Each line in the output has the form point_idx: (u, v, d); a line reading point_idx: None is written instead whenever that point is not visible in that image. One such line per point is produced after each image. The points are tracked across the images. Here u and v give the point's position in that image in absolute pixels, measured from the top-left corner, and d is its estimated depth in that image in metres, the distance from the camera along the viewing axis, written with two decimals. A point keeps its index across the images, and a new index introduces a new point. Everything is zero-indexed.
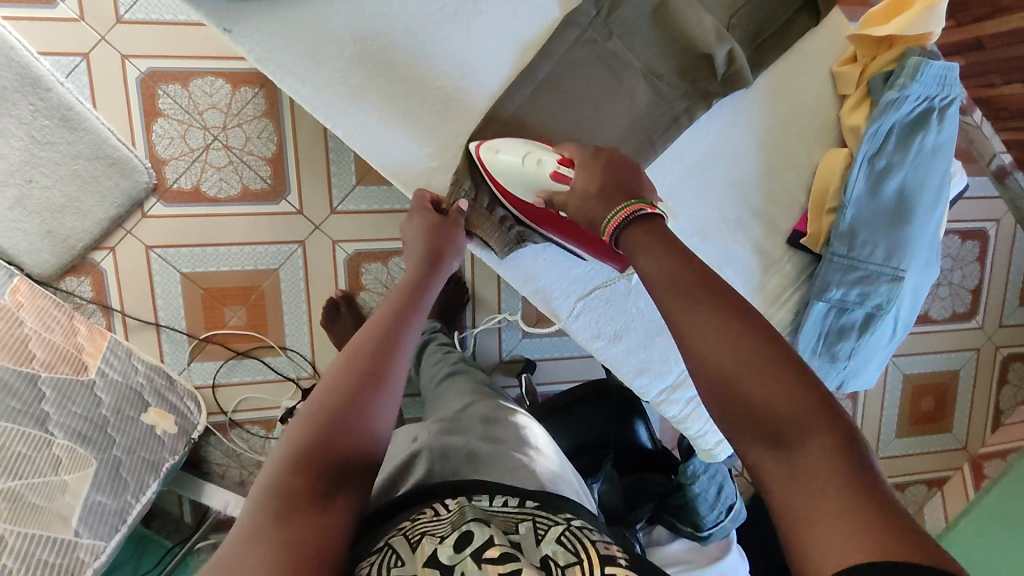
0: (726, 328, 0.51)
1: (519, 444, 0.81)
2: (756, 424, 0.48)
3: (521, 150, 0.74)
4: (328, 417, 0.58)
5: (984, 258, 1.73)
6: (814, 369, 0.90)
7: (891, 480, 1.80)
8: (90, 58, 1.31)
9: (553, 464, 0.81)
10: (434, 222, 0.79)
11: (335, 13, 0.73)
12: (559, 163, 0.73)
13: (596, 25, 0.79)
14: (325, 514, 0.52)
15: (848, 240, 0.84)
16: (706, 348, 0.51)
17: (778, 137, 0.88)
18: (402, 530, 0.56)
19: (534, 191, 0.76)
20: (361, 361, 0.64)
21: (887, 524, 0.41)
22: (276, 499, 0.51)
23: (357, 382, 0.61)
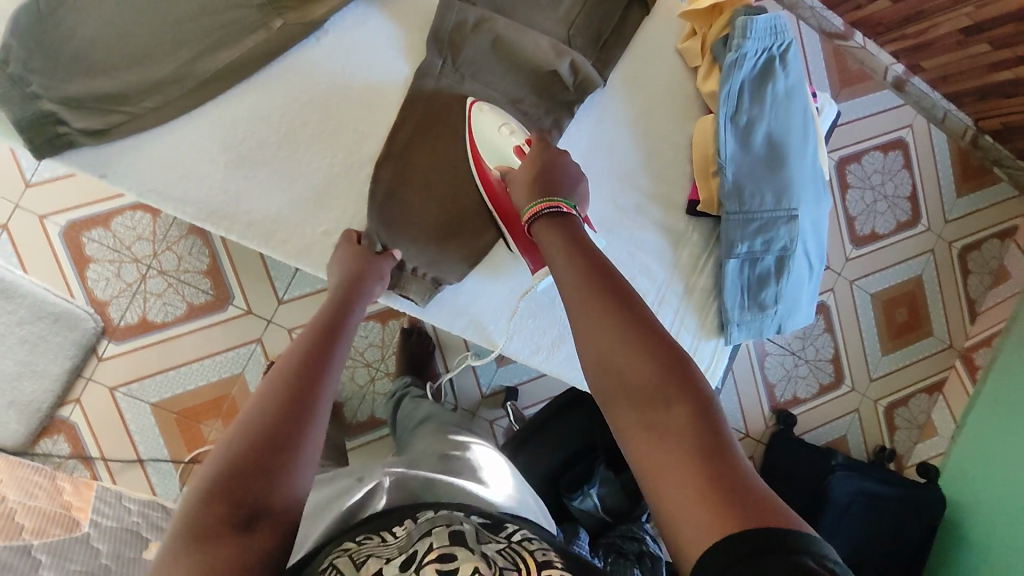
0: (605, 320, 0.58)
1: (472, 472, 0.83)
2: (633, 405, 0.54)
3: (500, 119, 0.82)
4: (247, 441, 0.55)
5: (909, 165, 1.80)
6: (749, 323, 0.95)
7: (891, 398, 1.83)
8: (8, 226, 1.35)
9: (502, 483, 0.84)
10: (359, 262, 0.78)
11: (202, 130, 0.77)
12: (522, 142, 0.80)
13: (447, 70, 0.84)
14: (250, 533, 0.50)
15: (737, 197, 0.88)
16: (595, 340, 0.58)
17: (648, 122, 0.92)
18: (347, 551, 0.57)
19: (496, 165, 0.81)
20: (285, 385, 0.61)
21: (728, 503, 0.46)
22: (194, 528, 0.49)
23: (284, 403, 0.59)
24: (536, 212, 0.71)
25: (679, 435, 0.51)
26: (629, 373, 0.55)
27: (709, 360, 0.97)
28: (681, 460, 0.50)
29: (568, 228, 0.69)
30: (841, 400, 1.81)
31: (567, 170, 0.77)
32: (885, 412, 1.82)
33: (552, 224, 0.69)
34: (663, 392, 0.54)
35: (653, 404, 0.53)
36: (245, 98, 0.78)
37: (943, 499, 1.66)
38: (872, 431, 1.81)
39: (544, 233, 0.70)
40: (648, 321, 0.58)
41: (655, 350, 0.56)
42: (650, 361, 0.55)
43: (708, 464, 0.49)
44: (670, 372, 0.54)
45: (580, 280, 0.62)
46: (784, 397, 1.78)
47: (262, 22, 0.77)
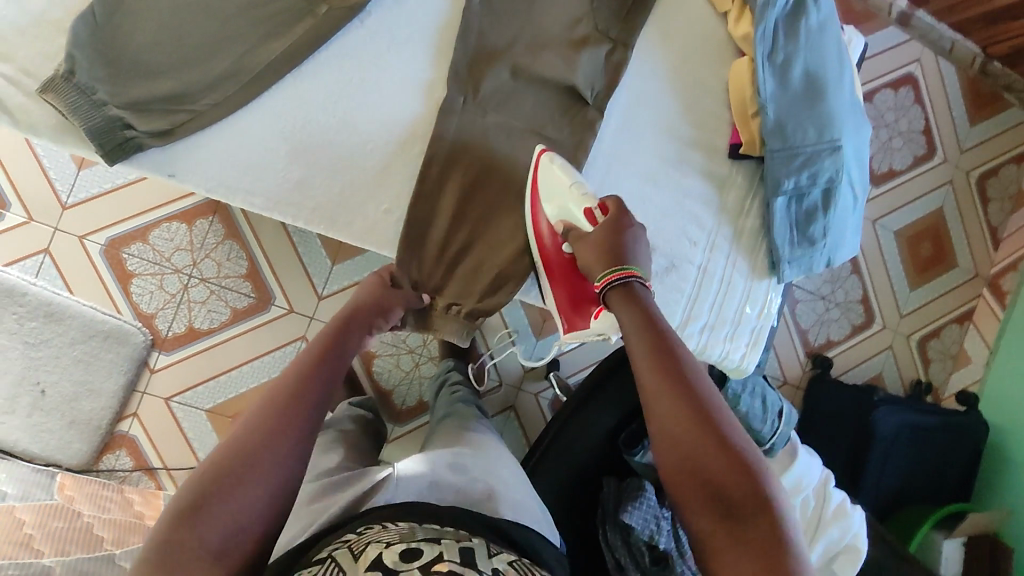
0: (685, 420, 0.66)
1: (485, 477, 0.85)
2: (712, 501, 0.62)
3: (568, 178, 0.82)
4: (225, 460, 0.60)
5: (921, 100, 1.81)
6: (799, 259, 0.97)
7: (923, 331, 1.84)
8: (50, 249, 1.38)
9: (510, 488, 0.85)
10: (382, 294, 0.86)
11: (261, 120, 0.79)
12: (597, 207, 0.83)
13: (486, 39, 0.85)
14: (220, 560, 0.56)
15: (780, 134, 0.90)
16: (677, 438, 0.66)
17: (684, 71, 0.93)
18: (347, 542, 0.60)
19: (558, 220, 0.85)
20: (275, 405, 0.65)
21: None
22: (168, 542, 0.55)
23: (275, 425, 0.63)
24: (610, 281, 0.79)
25: (752, 540, 0.59)
26: (711, 471, 0.63)
27: (762, 297, 0.99)
28: (756, 567, 0.58)
29: (645, 310, 0.76)
30: (874, 339, 1.83)
31: (642, 245, 0.82)
32: (918, 346, 1.84)
33: (628, 302, 0.77)
34: (740, 496, 0.62)
35: (736, 511, 0.61)
36: (297, 87, 0.79)
37: (985, 423, 1.68)
38: (907, 366, 1.84)
39: (621, 306, 0.77)
40: (729, 429, 0.66)
41: (733, 455, 0.64)
42: (728, 459, 0.63)
43: (776, 575, 0.57)
44: (749, 481, 0.62)
45: (663, 375, 0.70)
46: (818, 341, 1.80)
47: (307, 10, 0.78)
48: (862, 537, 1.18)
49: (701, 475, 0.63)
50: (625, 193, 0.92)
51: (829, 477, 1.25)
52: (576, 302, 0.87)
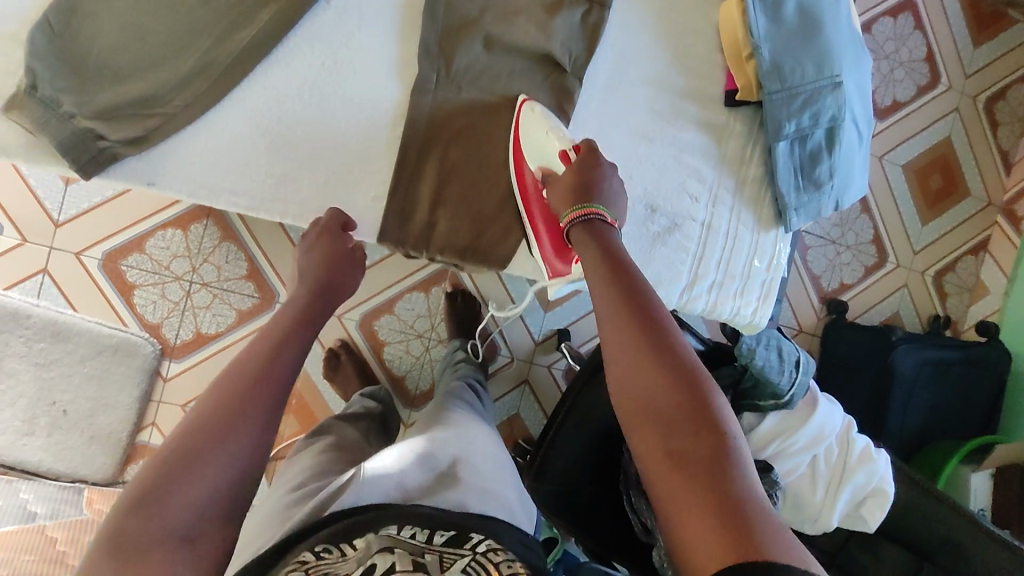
0: (628, 341, 0.63)
1: (459, 468, 0.77)
2: (657, 424, 0.59)
3: (546, 126, 0.81)
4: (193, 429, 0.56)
5: (921, 26, 1.75)
6: (806, 204, 0.93)
7: (938, 267, 1.81)
8: (48, 269, 1.37)
9: (484, 476, 0.78)
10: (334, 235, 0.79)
11: (236, 117, 0.76)
12: (569, 149, 0.79)
13: (461, 8, 0.81)
14: (184, 536, 0.53)
15: (777, 74, 0.85)
16: (621, 363, 0.63)
17: (672, 20, 0.89)
18: (303, 564, 0.59)
19: (540, 165, 0.81)
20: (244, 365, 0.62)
21: (740, 536, 0.49)
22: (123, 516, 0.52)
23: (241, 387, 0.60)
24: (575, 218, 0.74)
25: (695, 459, 0.55)
26: (653, 395, 0.60)
27: (771, 248, 0.96)
28: (695, 487, 0.54)
29: (598, 233, 0.72)
30: (888, 279, 1.80)
31: (612, 187, 0.77)
32: (934, 282, 1.81)
33: (582, 233, 0.73)
34: (684, 416, 0.58)
35: (678, 430, 0.57)
36: (269, 77, 0.76)
37: (1007, 353, 1.65)
38: (924, 303, 1.80)
39: (580, 241, 0.73)
40: (675, 351, 0.62)
41: (676, 376, 0.60)
42: (671, 381, 0.59)
43: (717, 495, 0.53)
44: (690, 403, 0.58)
45: (613, 295, 0.66)
46: (832, 286, 1.77)
47: None
48: (888, 480, 1.16)
49: (645, 400, 0.60)
50: (619, 153, 0.89)
51: (852, 422, 1.23)
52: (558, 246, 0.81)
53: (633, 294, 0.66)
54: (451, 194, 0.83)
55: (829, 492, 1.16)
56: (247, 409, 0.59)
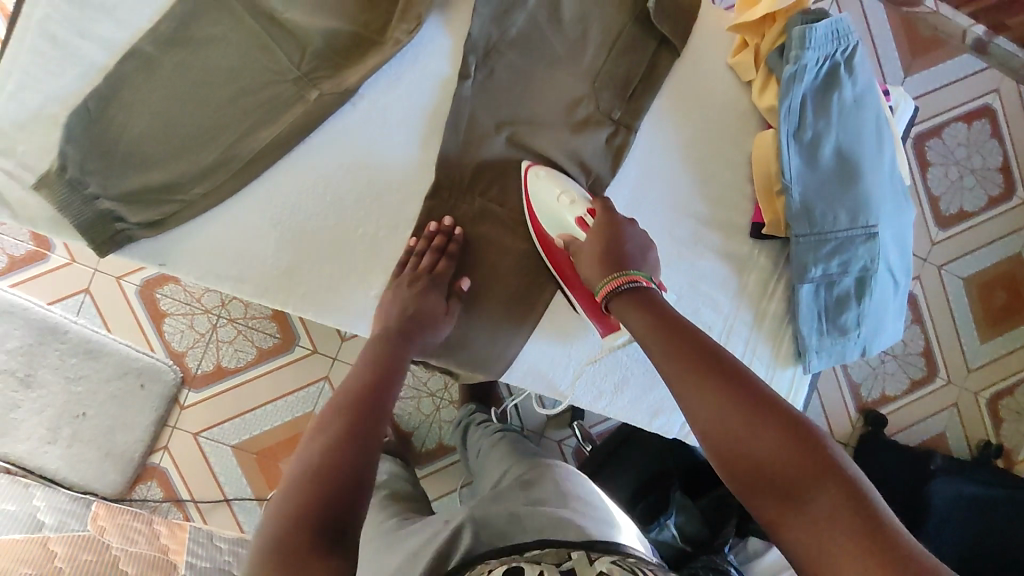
0: (714, 402, 0.59)
1: (563, 501, 0.77)
2: (774, 490, 0.54)
3: (558, 189, 0.79)
4: (317, 481, 0.56)
5: (999, 135, 1.58)
6: (830, 348, 0.88)
7: (994, 390, 1.58)
8: (90, 289, 1.42)
9: (597, 510, 0.76)
10: (405, 273, 0.79)
11: (249, 207, 0.77)
12: (586, 211, 0.79)
13: (485, 117, 0.80)
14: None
15: (807, 218, 0.81)
16: (711, 426, 0.59)
17: (703, 144, 0.86)
18: None
19: (557, 232, 0.80)
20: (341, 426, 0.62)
21: None
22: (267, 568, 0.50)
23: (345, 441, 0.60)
24: (614, 288, 0.71)
25: (833, 518, 0.50)
26: (760, 453, 0.55)
27: (785, 391, 0.90)
28: (847, 546, 0.49)
29: (647, 301, 0.69)
30: (934, 398, 1.58)
31: (636, 243, 0.76)
32: (988, 407, 1.58)
33: (628, 299, 0.70)
34: (804, 471, 0.53)
35: (797, 490, 0.53)
36: (289, 171, 0.78)
37: None
38: (976, 428, 1.58)
39: (629, 309, 0.70)
40: (770, 400, 0.58)
41: (776, 428, 0.56)
42: (772, 437, 0.56)
43: (873, 547, 0.48)
44: (801, 453, 0.54)
45: (682, 355, 0.63)
46: (871, 397, 1.57)
47: (298, 94, 0.77)
48: None
49: (754, 461, 0.56)
50: None
51: None
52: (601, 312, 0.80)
53: (703, 349, 0.63)
54: (454, 290, 0.81)
55: None
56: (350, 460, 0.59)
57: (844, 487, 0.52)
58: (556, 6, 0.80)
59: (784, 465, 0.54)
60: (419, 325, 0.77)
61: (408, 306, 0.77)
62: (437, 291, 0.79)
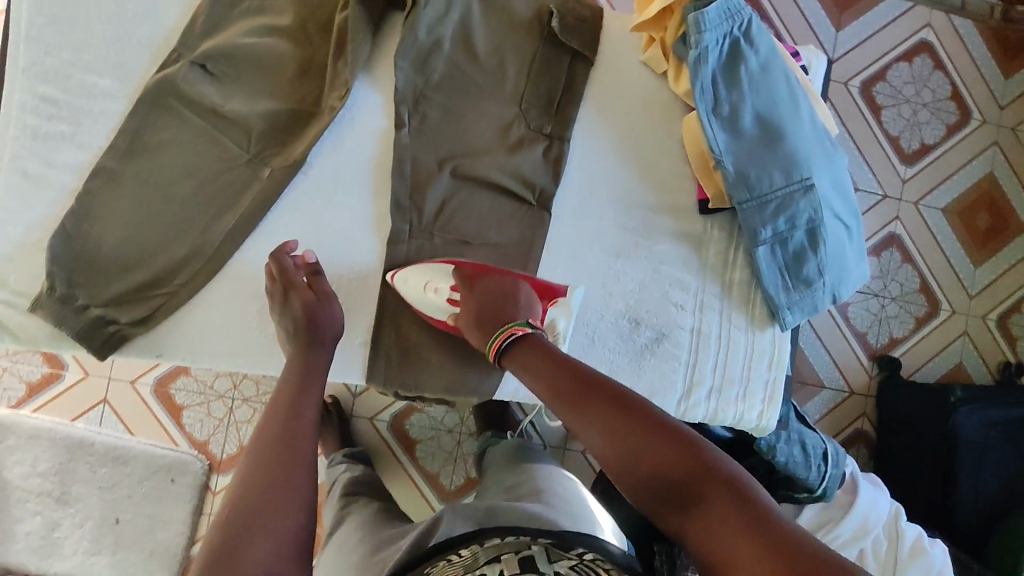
0: (606, 427, 0.62)
1: (537, 496, 0.86)
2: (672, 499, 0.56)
3: (423, 280, 0.83)
4: (237, 525, 0.58)
5: (942, 65, 1.58)
6: (799, 302, 0.91)
7: (1001, 308, 1.59)
8: (107, 398, 1.47)
9: (567, 503, 0.85)
10: (288, 278, 0.79)
11: (228, 287, 0.82)
12: (452, 289, 0.82)
13: (427, 158, 0.86)
14: None
15: (744, 185, 0.86)
16: (608, 450, 0.61)
17: (635, 138, 0.91)
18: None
19: (445, 314, 0.83)
20: (260, 459, 0.64)
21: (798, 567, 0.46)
22: None
23: (265, 477, 0.62)
24: (497, 348, 0.75)
25: (723, 516, 0.52)
26: (654, 467, 0.58)
27: (770, 351, 0.93)
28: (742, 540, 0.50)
29: (535, 344, 0.73)
30: (942, 329, 1.59)
31: (508, 291, 0.80)
32: (998, 325, 1.59)
33: (519, 347, 0.73)
34: (692, 476, 0.56)
35: (691, 494, 0.55)
36: (258, 247, 0.83)
37: None
38: (990, 349, 1.59)
39: (521, 353, 0.73)
40: (654, 416, 0.62)
41: (661, 438, 0.59)
42: (660, 447, 0.58)
43: (756, 538, 0.50)
44: (688, 459, 0.57)
45: (572, 388, 0.66)
46: (880, 343, 1.58)
47: (253, 175, 0.83)
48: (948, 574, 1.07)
49: (650, 473, 0.58)
50: (593, 272, 0.90)
51: (900, 508, 1.16)
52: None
53: (590, 379, 0.67)
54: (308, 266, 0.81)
55: None
56: (275, 495, 0.61)
57: (728, 483, 0.55)
58: (470, 44, 0.87)
59: (677, 473, 0.57)
60: (320, 324, 0.78)
61: (301, 317, 0.78)
62: (323, 296, 0.80)
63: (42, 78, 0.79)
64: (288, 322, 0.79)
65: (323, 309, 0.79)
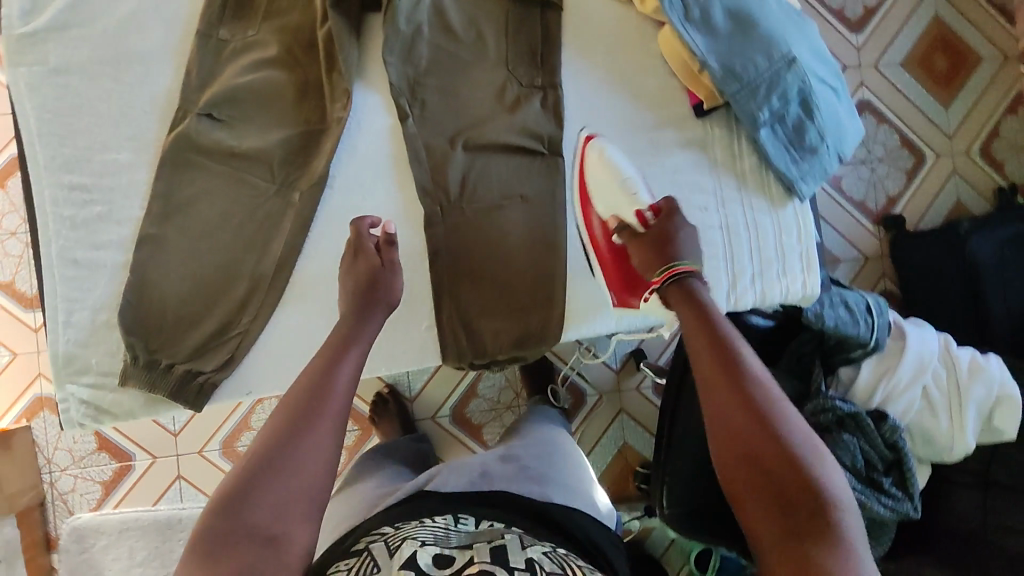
0: (730, 398, 0.66)
1: (537, 462, 0.88)
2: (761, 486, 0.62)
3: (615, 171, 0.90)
4: (261, 462, 0.60)
5: None
6: (810, 171, 0.96)
7: (980, 139, 1.65)
8: (181, 475, 1.33)
9: (563, 472, 0.88)
10: (361, 244, 0.82)
11: (294, 311, 0.85)
12: (649, 210, 0.85)
13: (438, 140, 0.90)
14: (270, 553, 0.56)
15: (733, 77, 0.90)
16: (725, 418, 0.65)
17: (620, 67, 0.96)
18: (384, 537, 0.65)
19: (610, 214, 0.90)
20: (296, 406, 0.65)
21: None
22: (199, 540, 0.56)
23: (294, 424, 0.63)
24: (664, 277, 0.78)
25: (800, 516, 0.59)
26: (760, 450, 0.63)
27: (796, 224, 0.98)
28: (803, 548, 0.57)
29: (693, 299, 0.75)
30: (931, 174, 1.65)
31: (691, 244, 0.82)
32: (982, 156, 1.65)
33: (679, 296, 0.76)
34: (792, 474, 0.61)
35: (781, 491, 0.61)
36: (310, 265, 0.86)
37: None
38: (981, 179, 1.65)
39: (678, 299, 0.76)
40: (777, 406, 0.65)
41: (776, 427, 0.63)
42: (772, 436, 0.63)
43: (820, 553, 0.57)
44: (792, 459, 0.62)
45: (711, 350, 0.69)
46: (878, 204, 1.65)
47: (285, 202, 0.86)
48: (1009, 384, 1.16)
49: (753, 454, 0.63)
50: None
51: (947, 339, 1.23)
52: (628, 284, 0.88)
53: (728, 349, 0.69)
54: (385, 234, 0.82)
55: (954, 416, 1.16)
56: (300, 446, 0.62)
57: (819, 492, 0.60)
58: (446, 23, 0.90)
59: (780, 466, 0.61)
60: (381, 272, 0.81)
61: (363, 277, 0.80)
62: (390, 265, 0.82)
63: (65, 169, 0.84)
64: (349, 283, 0.81)
65: (379, 271, 0.81)
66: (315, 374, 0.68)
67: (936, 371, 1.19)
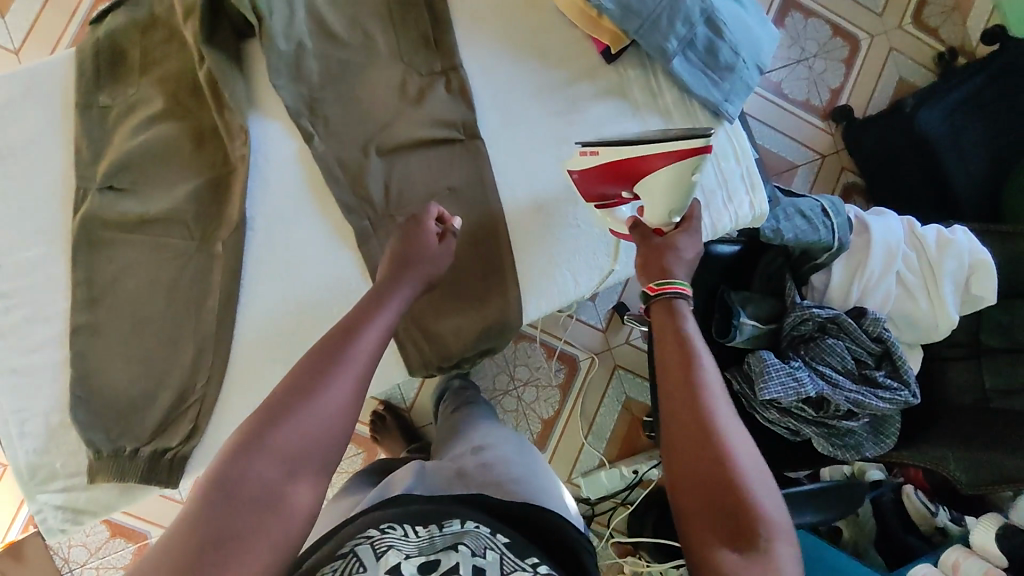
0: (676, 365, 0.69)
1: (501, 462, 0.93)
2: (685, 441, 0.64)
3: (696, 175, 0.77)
4: (274, 420, 0.58)
5: None
6: (733, 90, 0.93)
7: (910, 13, 1.62)
8: None
9: (521, 465, 0.93)
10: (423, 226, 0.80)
11: (247, 363, 0.83)
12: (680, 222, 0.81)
13: (350, 153, 0.86)
14: (279, 522, 0.54)
15: (632, 14, 0.87)
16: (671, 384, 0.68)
17: (518, 31, 0.92)
18: (369, 538, 0.64)
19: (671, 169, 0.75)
20: (306, 366, 0.63)
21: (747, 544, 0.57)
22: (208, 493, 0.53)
23: (311, 382, 0.61)
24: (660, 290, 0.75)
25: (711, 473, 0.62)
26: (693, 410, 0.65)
27: (730, 146, 0.96)
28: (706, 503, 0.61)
29: (668, 300, 0.75)
30: (869, 57, 1.62)
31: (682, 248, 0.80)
32: (914, 28, 1.62)
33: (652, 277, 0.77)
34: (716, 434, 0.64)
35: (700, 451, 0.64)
36: (252, 314, 0.83)
37: None
38: (917, 52, 1.62)
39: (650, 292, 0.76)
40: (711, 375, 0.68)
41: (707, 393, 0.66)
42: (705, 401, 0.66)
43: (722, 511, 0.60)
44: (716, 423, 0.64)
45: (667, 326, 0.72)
46: (824, 100, 1.62)
47: (209, 257, 0.83)
48: (979, 249, 1.15)
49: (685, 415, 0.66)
50: (547, 167, 0.91)
51: (910, 220, 1.22)
52: (604, 176, 0.80)
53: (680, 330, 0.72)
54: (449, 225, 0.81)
55: (932, 295, 1.16)
56: (315, 398, 0.60)
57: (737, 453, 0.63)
58: (328, 30, 0.85)
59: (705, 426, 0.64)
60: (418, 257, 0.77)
61: (410, 251, 0.77)
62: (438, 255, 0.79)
63: None
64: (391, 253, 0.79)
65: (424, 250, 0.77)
66: (332, 343, 0.65)
67: (907, 255, 1.19)
